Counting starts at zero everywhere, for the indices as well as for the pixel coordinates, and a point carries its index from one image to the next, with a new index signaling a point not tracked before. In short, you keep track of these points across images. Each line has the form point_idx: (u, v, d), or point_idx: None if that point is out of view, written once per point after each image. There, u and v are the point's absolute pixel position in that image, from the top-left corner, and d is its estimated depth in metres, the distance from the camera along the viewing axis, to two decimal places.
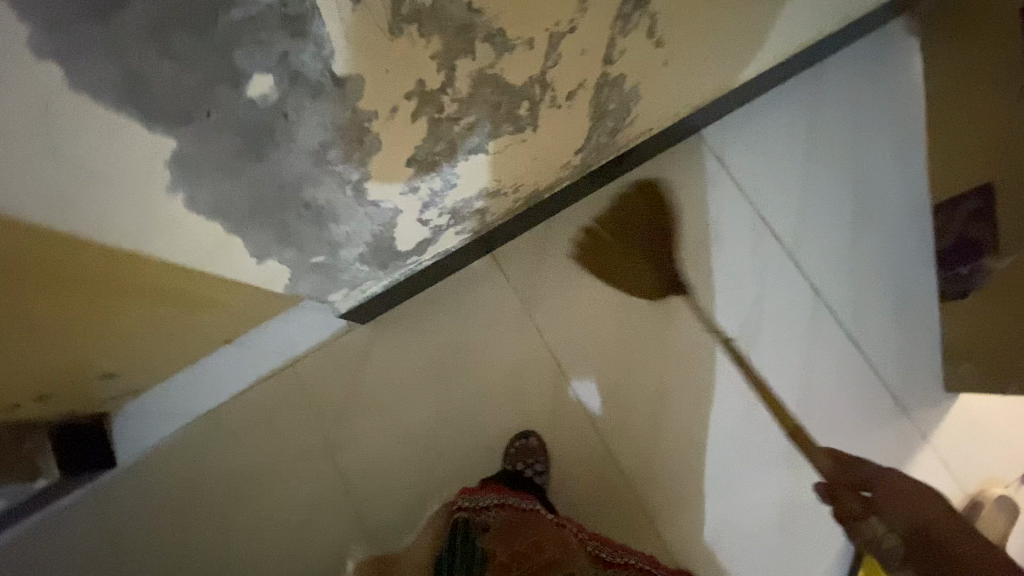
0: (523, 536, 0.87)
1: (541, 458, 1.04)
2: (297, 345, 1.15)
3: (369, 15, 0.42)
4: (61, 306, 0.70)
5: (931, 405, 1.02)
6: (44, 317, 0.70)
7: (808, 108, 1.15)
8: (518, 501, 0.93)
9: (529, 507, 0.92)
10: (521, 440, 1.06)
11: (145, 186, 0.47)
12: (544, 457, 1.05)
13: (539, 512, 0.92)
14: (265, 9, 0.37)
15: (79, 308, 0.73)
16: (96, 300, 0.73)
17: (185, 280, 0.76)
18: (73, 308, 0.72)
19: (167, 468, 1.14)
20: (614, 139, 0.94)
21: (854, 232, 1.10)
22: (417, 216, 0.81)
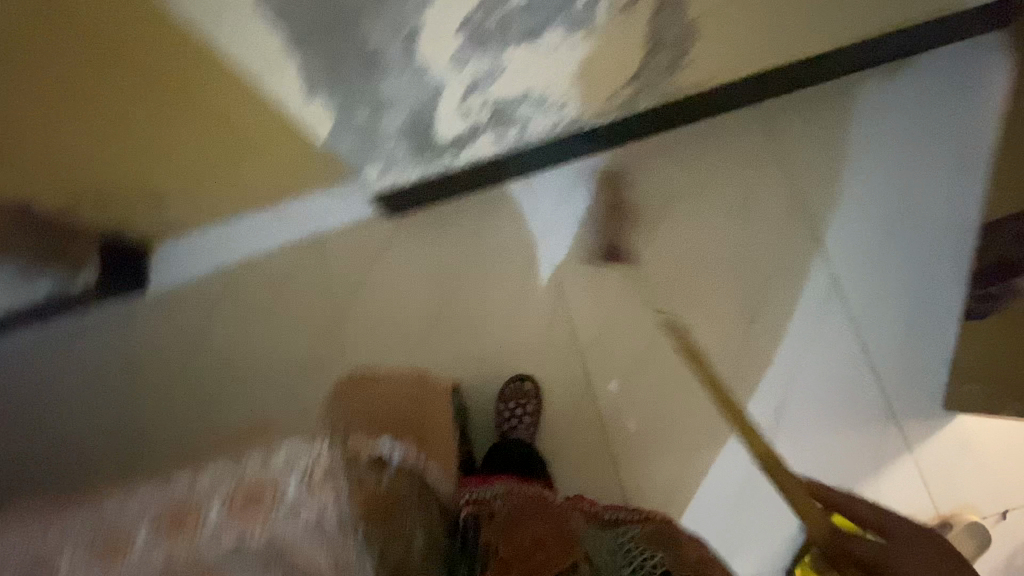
0: (522, 521, 0.72)
1: (532, 402, 1.04)
2: (327, 225, 1.20)
3: None
4: (134, 92, 0.79)
5: (925, 420, 0.99)
6: (120, 97, 0.80)
7: (874, 105, 1.13)
8: (527, 489, 0.79)
9: (538, 495, 0.78)
10: (514, 381, 1.06)
11: None
12: (534, 406, 1.04)
13: (550, 499, 0.78)
14: None
15: (150, 100, 0.81)
16: (165, 99, 0.82)
17: (246, 104, 0.84)
18: (145, 99, 0.81)
19: (186, 305, 1.22)
20: (667, 79, 0.96)
21: (889, 237, 1.07)
22: (460, 102, 0.85)
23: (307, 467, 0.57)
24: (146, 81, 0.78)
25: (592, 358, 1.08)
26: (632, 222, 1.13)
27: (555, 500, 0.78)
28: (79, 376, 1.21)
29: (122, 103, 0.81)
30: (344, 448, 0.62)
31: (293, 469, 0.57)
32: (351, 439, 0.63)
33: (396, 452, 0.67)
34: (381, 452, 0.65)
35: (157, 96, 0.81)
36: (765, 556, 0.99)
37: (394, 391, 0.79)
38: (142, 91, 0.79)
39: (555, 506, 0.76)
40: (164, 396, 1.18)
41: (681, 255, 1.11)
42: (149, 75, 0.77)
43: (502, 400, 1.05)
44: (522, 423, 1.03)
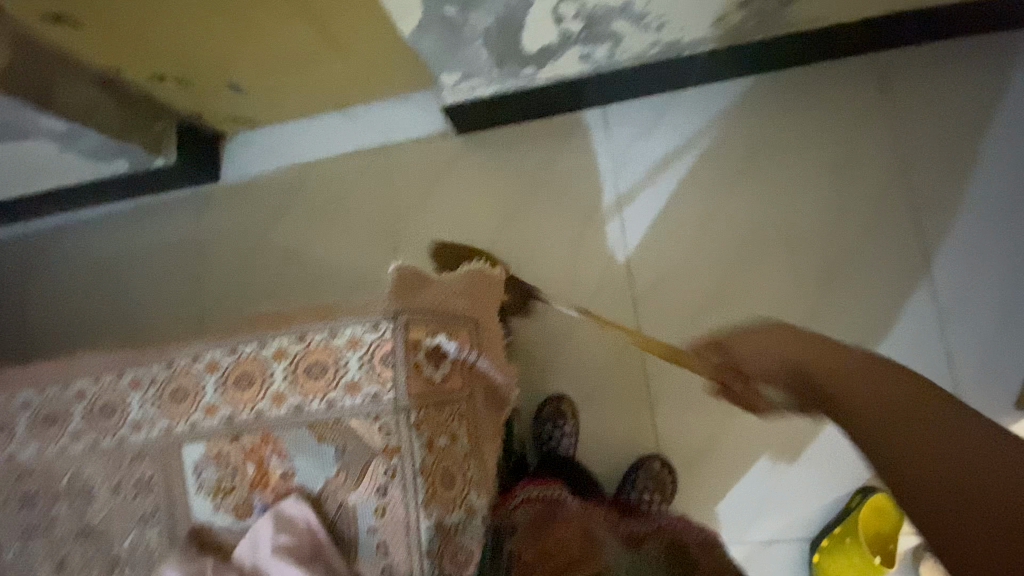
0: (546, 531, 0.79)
1: (569, 421, 1.01)
2: (395, 135, 1.19)
3: None
4: None
5: (993, 417, 0.93)
6: None
7: (1011, 69, 1.00)
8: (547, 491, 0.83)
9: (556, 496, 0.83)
10: (551, 403, 1.03)
11: None
12: (572, 422, 1.02)
13: (567, 503, 0.83)
14: None
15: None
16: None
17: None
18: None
19: (252, 199, 1.25)
20: (782, 11, 0.87)
21: (998, 218, 0.98)
22: (553, 8, 0.79)
23: (371, 349, 0.63)
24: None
25: (645, 303, 1.05)
26: (710, 168, 1.07)
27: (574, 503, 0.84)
28: (152, 253, 1.27)
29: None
30: (405, 334, 0.63)
31: (359, 343, 0.63)
32: (411, 329, 0.63)
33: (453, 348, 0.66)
34: (438, 345, 0.65)
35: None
36: (795, 522, 0.96)
37: (450, 287, 0.70)
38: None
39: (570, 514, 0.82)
40: (227, 283, 1.23)
41: (761, 208, 1.04)
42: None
43: (537, 420, 1.03)
44: (562, 443, 1.00)
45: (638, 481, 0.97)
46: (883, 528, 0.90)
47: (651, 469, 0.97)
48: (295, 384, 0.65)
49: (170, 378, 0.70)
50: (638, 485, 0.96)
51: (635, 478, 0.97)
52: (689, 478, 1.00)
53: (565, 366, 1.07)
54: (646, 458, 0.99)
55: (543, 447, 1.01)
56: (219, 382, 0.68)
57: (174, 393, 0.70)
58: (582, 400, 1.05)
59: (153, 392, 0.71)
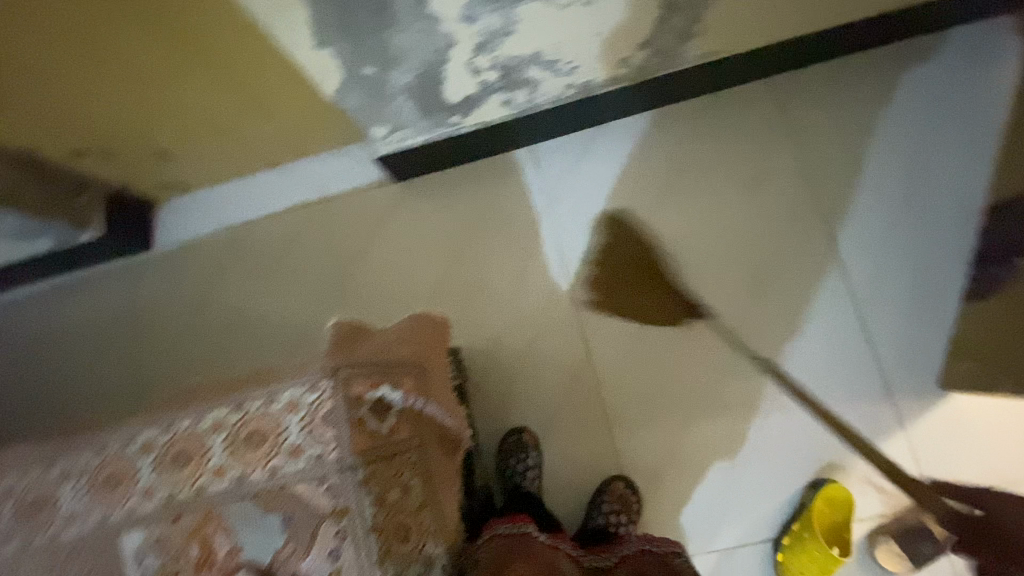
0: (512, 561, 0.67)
1: (531, 453, 1.01)
2: (332, 187, 1.20)
3: None
4: (139, 45, 0.78)
5: (919, 398, 1.00)
6: (127, 50, 0.79)
7: (887, 84, 1.12)
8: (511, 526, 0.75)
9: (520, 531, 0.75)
10: (512, 436, 1.03)
11: None
12: (535, 454, 1.02)
13: (533, 537, 0.75)
14: None
15: (156, 49, 0.80)
16: (171, 50, 0.81)
17: (254, 53, 0.84)
18: (152, 48, 0.80)
19: (189, 264, 1.23)
20: (679, 49, 0.95)
21: (895, 215, 1.07)
22: (468, 61, 0.84)
23: (312, 411, 0.62)
24: (153, 29, 0.77)
25: (593, 327, 1.09)
26: (637, 194, 1.13)
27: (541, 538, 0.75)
28: (83, 331, 1.22)
29: (126, 50, 0.79)
30: (347, 391, 0.63)
31: (298, 406, 0.62)
32: (352, 386, 0.63)
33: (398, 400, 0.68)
34: (382, 397, 0.66)
35: (162, 46, 0.80)
36: (756, 525, 0.99)
37: (390, 337, 0.75)
38: (150, 38, 0.78)
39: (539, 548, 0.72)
40: (168, 352, 1.18)
41: (686, 226, 1.11)
42: (157, 23, 0.76)
43: (500, 455, 1.03)
44: (527, 477, 1.00)
45: (604, 504, 0.98)
46: (837, 518, 0.95)
47: (615, 489, 0.99)
48: (235, 454, 0.64)
49: (102, 464, 0.67)
50: (604, 507, 0.97)
51: (601, 500, 0.98)
52: (652, 493, 1.02)
53: (521, 397, 1.08)
54: (609, 478, 1.01)
55: (509, 482, 1.00)
56: (154, 463, 0.65)
57: (107, 481, 0.67)
58: (541, 429, 1.06)
59: (85, 482, 0.68)
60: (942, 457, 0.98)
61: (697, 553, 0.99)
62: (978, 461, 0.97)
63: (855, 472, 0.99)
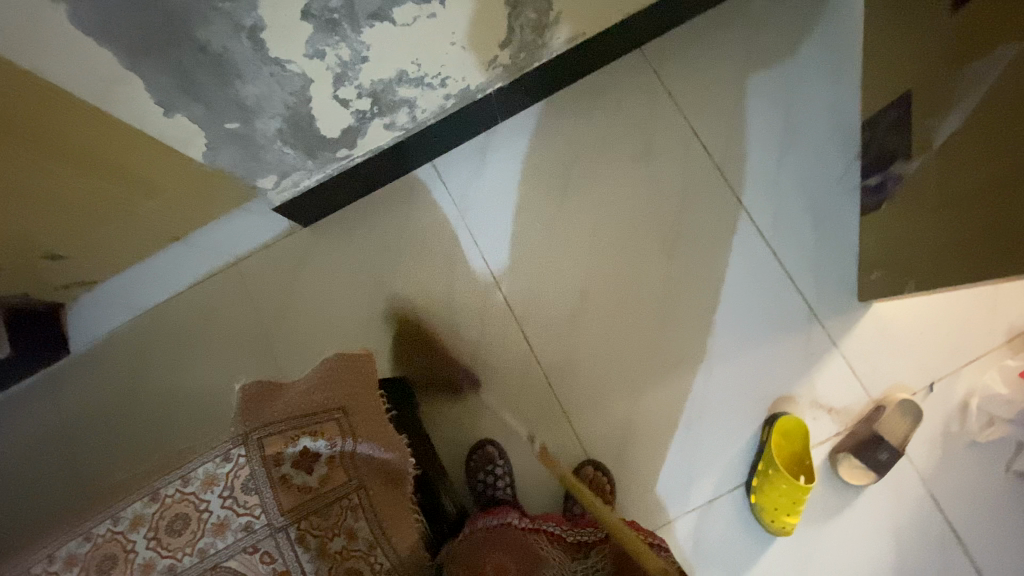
0: (493, 544, 0.80)
1: (501, 464, 1.01)
2: (242, 246, 1.18)
3: None
4: None
5: (844, 315, 1.04)
6: None
7: (749, 28, 1.17)
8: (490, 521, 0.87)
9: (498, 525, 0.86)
10: (477, 451, 1.03)
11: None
12: (505, 462, 1.02)
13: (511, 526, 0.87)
14: None
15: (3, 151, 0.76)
16: (20, 148, 0.77)
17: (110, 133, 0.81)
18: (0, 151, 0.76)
19: (112, 358, 1.17)
20: (542, 39, 0.98)
21: (784, 151, 1.12)
22: (334, 94, 0.84)
23: (232, 479, 0.64)
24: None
25: (530, 323, 1.10)
26: (542, 185, 1.16)
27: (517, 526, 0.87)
28: (12, 457, 1.15)
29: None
30: (262, 453, 0.64)
31: (216, 480, 0.64)
32: (266, 446, 0.65)
33: (322, 447, 0.67)
34: (303, 449, 0.66)
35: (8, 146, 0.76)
36: (725, 473, 1.01)
37: (305, 385, 0.70)
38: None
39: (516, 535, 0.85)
40: (109, 456, 1.13)
41: (595, 206, 1.14)
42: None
43: (471, 472, 1.03)
44: (499, 487, 1.00)
45: (578, 492, 0.99)
46: (798, 448, 0.98)
47: (586, 474, 1.00)
48: (160, 545, 0.62)
49: None
50: (579, 496, 0.98)
51: (575, 489, 0.99)
52: (623, 470, 1.03)
53: (476, 410, 1.07)
54: (578, 466, 1.02)
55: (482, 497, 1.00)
56: None
57: None
58: (503, 436, 1.06)
59: None
60: (879, 365, 1.02)
61: (678, 517, 1.00)
62: (911, 361, 1.02)
63: (803, 399, 1.02)
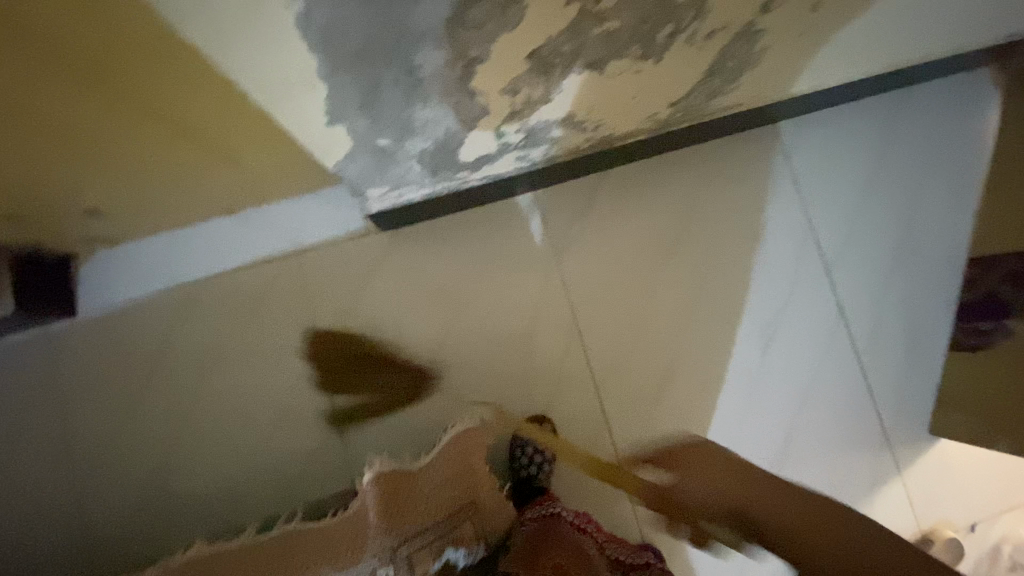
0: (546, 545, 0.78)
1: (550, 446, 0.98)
2: (305, 237, 1.04)
3: None
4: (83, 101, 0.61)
5: (913, 445, 1.06)
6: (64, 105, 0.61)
7: (884, 130, 1.13)
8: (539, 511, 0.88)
9: (548, 514, 0.86)
10: (531, 424, 1.00)
11: None
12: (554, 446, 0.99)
13: (561, 518, 0.86)
14: None
15: (79, 100, 0.60)
16: (102, 101, 0.61)
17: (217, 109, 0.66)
18: (80, 98, 0.60)
19: (128, 329, 1.02)
20: (706, 104, 0.89)
21: (891, 267, 1.10)
22: (497, 127, 0.73)
23: None
24: (79, 78, 0.57)
25: (608, 388, 1.05)
26: (647, 243, 1.08)
27: (567, 519, 0.86)
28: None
29: (37, 101, 0.59)
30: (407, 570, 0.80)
31: None
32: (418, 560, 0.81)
33: (462, 557, 0.83)
34: (449, 560, 0.82)
35: (87, 96, 0.60)
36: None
37: (435, 480, 0.86)
38: (76, 88, 0.59)
39: (565, 529, 0.83)
40: (112, 438, 0.99)
41: (695, 282, 1.07)
42: (96, 72, 0.57)
43: (518, 441, 1.00)
44: (540, 470, 0.98)
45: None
46: None
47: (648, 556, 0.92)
48: None
49: None
50: None
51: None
52: (674, 556, 1.02)
53: None
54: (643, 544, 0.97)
55: (521, 472, 0.98)
56: None
57: None
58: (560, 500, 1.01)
59: None
60: (933, 499, 1.05)
61: None
62: (963, 500, 1.06)
63: None
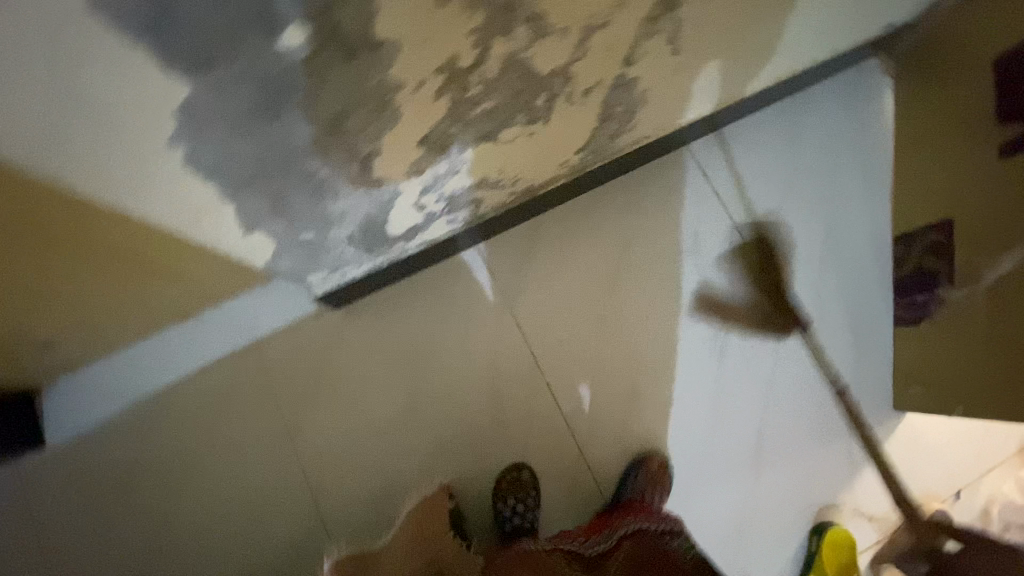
0: None
1: (532, 494, 1.00)
2: (261, 328, 1.07)
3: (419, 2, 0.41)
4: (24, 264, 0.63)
5: (881, 424, 1.09)
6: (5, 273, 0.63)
7: (790, 132, 1.21)
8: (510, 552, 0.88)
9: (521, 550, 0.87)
10: (511, 474, 1.01)
11: (142, 129, 0.42)
12: (535, 491, 1.01)
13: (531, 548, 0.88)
14: None
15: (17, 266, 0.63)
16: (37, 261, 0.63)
17: (144, 253, 0.69)
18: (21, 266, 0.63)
19: (99, 450, 1.02)
20: (613, 143, 0.95)
21: (824, 258, 1.15)
22: (415, 201, 0.78)
23: None
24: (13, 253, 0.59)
25: (578, 423, 1.07)
26: (589, 276, 1.12)
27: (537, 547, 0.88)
28: None
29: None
30: None
31: None
32: None
33: None
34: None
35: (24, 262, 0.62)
36: None
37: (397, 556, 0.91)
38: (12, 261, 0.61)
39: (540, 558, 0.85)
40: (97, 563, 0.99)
41: (642, 306, 1.11)
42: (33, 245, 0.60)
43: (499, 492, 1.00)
44: (523, 518, 0.99)
45: (636, 482, 1.01)
46: (843, 554, 1.01)
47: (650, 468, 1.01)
48: None
49: None
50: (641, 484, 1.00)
51: (634, 476, 1.01)
52: None
53: None
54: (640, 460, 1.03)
55: (506, 525, 0.98)
56: None
57: None
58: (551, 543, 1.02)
59: None
60: (913, 474, 1.08)
61: None
62: (943, 470, 1.08)
63: (847, 509, 1.06)
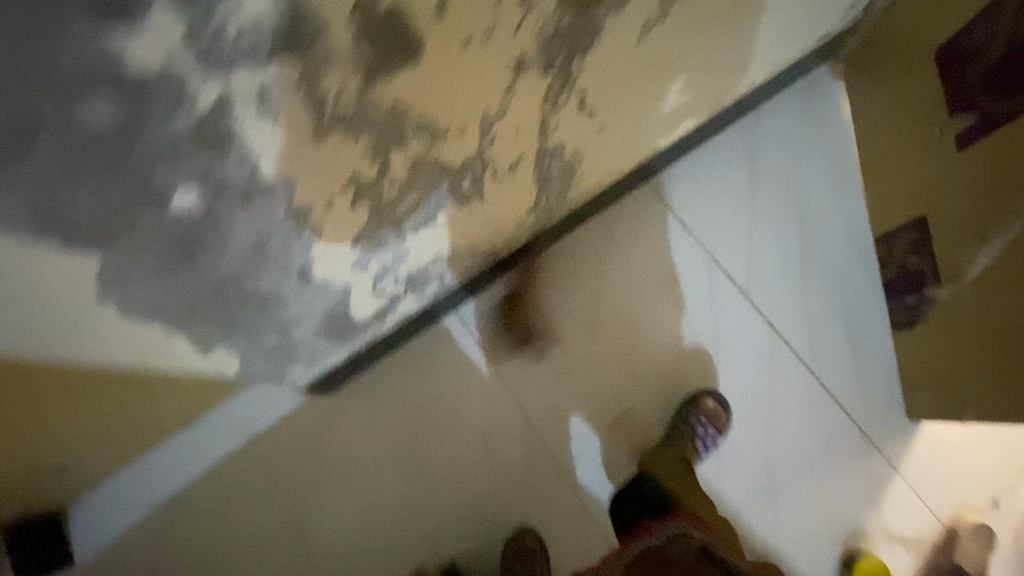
0: None
1: (540, 559, 0.99)
2: (256, 424, 1.08)
3: (297, 143, 0.44)
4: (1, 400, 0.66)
5: (896, 437, 1.05)
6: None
7: (750, 150, 1.20)
8: None
9: None
10: (517, 541, 1.01)
11: (70, 296, 0.46)
12: (543, 556, 1.00)
13: None
14: (181, 137, 0.36)
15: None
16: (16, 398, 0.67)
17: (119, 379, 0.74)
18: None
19: (120, 563, 1.05)
20: (565, 198, 0.97)
21: (804, 270, 1.13)
22: (371, 289, 0.81)
23: None
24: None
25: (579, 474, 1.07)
26: (571, 325, 1.12)
27: None
28: None
29: None
30: None
31: None
32: None
33: None
34: None
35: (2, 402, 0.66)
36: None
37: None
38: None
39: None
40: None
41: (628, 347, 1.11)
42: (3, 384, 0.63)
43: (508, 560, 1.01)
44: None
45: (692, 418, 1.03)
46: None
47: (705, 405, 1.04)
48: None
49: None
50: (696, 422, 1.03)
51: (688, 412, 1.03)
52: None
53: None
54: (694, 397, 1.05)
55: None
56: None
57: None
58: None
59: None
60: (942, 488, 1.03)
61: None
62: (974, 478, 1.02)
63: (875, 533, 1.02)
